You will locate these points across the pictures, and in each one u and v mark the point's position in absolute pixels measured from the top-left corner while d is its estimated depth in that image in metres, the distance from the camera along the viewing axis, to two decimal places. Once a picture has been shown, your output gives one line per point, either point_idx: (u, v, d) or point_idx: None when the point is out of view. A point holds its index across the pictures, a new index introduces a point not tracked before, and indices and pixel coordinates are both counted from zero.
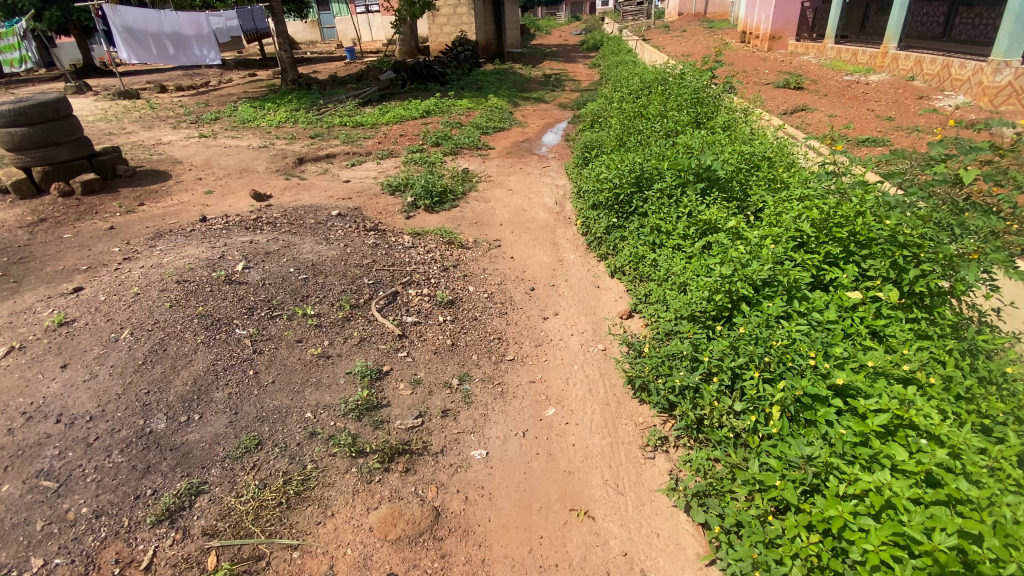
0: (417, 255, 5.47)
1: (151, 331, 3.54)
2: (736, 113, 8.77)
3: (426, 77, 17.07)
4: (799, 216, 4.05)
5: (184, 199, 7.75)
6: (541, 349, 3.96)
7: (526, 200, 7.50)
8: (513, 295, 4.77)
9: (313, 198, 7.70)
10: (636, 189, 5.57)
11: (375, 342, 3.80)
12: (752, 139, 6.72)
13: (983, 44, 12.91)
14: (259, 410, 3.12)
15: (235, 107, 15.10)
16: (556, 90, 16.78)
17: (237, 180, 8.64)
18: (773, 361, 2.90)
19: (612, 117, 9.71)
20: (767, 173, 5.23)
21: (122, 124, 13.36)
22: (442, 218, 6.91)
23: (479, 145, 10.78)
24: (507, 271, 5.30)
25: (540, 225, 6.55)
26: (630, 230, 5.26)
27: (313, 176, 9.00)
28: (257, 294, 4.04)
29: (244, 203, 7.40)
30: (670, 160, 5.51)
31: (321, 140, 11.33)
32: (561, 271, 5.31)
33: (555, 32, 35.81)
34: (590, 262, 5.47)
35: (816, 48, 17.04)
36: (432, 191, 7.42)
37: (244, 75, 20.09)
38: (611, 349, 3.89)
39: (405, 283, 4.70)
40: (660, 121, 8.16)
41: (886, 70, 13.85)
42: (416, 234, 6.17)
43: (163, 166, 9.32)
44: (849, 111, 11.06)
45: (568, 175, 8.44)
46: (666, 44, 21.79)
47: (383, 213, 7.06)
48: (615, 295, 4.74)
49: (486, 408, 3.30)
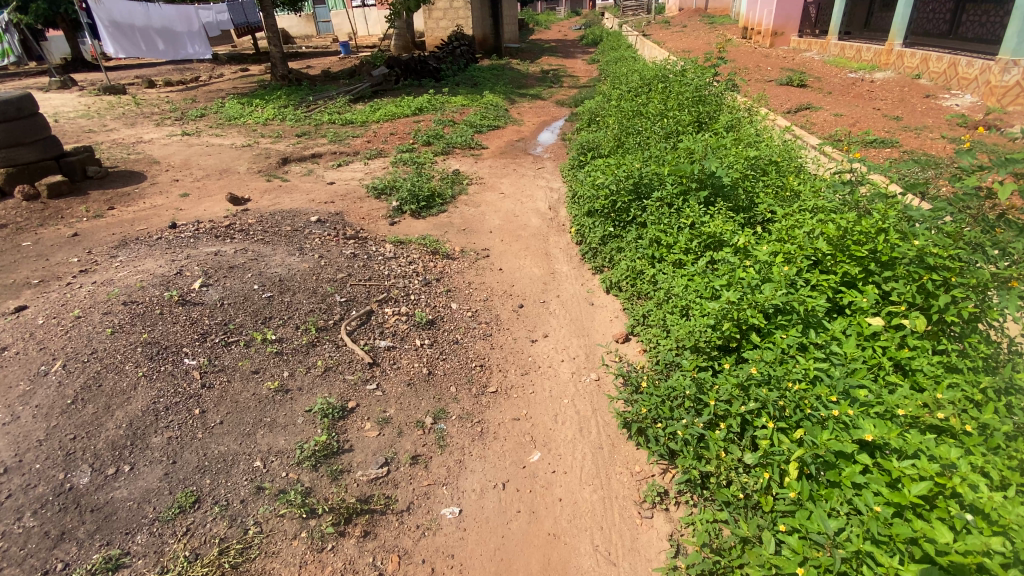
0: (398, 267, 5.07)
1: (86, 363, 3.16)
2: (740, 113, 8.38)
3: (420, 72, 16.62)
4: (814, 231, 3.67)
5: (157, 202, 7.36)
6: (528, 377, 3.57)
7: (518, 205, 7.10)
8: (500, 314, 4.38)
9: (294, 202, 7.31)
10: (635, 196, 5.18)
11: (342, 372, 3.42)
12: (758, 142, 6.32)
13: (990, 43, 12.52)
14: (201, 458, 2.75)
15: (222, 103, 14.65)
16: (554, 87, 16.34)
17: (216, 182, 8.23)
18: (789, 409, 2.53)
19: (610, 116, 9.31)
20: (775, 181, 4.88)
21: (104, 121, 12.90)
22: (428, 225, 6.52)
23: (472, 143, 10.36)
24: (495, 285, 4.91)
25: (531, 233, 6.16)
26: (627, 241, 4.89)
27: (296, 177, 8.58)
28: (212, 316, 3.65)
29: (220, 207, 7.00)
30: (672, 164, 5.11)
31: (307, 139, 10.91)
32: (553, 285, 4.92)
33: (554, 27, 35.36)
34: (584, 275, 5.09)
35: (819, 45, 16.59)
36: (419, 195, 7.02)
37: (235, 70, 19.60)
38: (605, 379, 3.49)
39: (381, 301, 4.31)
40: (660, 121, 7.76)
41: (891, 68, 13.44)
42: (399, 242, 5.78)
43: (140, 166, 8.90)
44: (855, 110, 10.66)
45: (563, 177, 8.05)
46: (667, 40, 21.30)
47: (367, 219, 6.67)
48: (610, 313, 4.35)
49: (463, 454, 2.93)
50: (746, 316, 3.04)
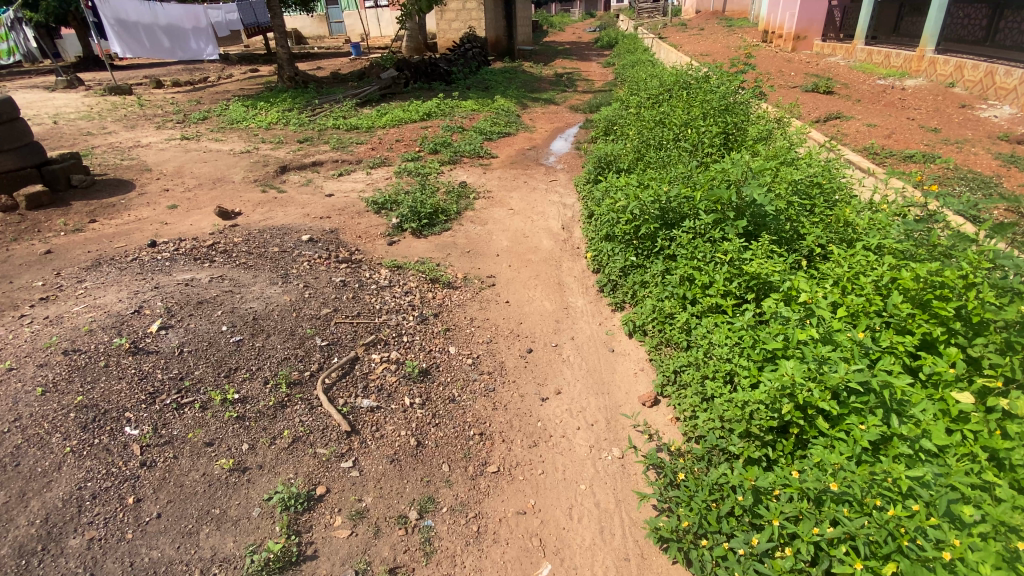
0: (391, 299, 4.51)
1: (8, 435, 2.66)
2: (770, 125, 7.77)
3: (430, 75, 16.10)
4: (884, 280, 3.06)
5: (142, 214, 6.90)
6: (537, 452, 2.99)
7: (528, 223, 6.52)
8: (506, 361, 3.79)
9: (288, 216, 6.81)
10: (662, 223, 4.57)
11: (313, 443, 2.87)
12: (796, 161, 5.70)
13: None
14: (125, 571, 2.24)
15: (227, 105, 14.23)
16: (568, 91, 15.76)
17: (208, 192, 7.74)
18: (879, 541, 1.96)
19: (629, 126, 8.74)
20: (821, 213, 4.30)
21: (104, 123, 12.53)
22: (430, 246, 5.95)
23: (481, 152, 9.82)
24: (500, 322, 4.32)
25: (543, 257, 5.57)
26: (653, 274, 4.30)
27: (293, 187, 8.08)
28: (166, 370, 3.13)
29: (207, 222, 6.51)
30: (705, 186, 4.48)
31: (309, 145, 10.43)
32: (566, 323, 4.33)
33: (568, 28, 34.81)
34: (602, 312, 4.50)
35: (844, 49, 15.82)
36: (420, 211, 6.47)
37: (243, 71, 19.24)
38: (629, 459, 2.92)
39: (368, 343, 3.75)
40: (684, 133, 7.19)
41: (922, 75, 12.67)
42: (395, 267, 5.22)
43: (130, 174, 8.44)
44: (888, 120, 9.95)
45: (578, 192, 7.47)
46: (684, 43, 20.59)
47: (363, 237, 6.13)
48: (634, 364, 3.76)
49: (453, 565, 2.38)
50: (812, 397, 2.44)
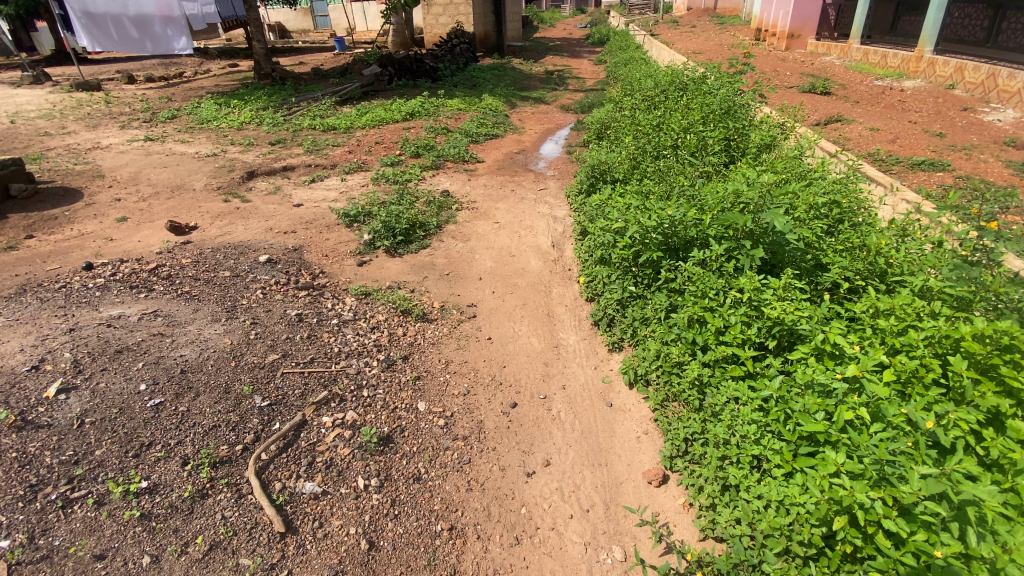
0: (354, 337, 3.90)
1: None
2: (775, 131, 7.27)
3: (415, 72, 15.41)
4: (940, 338, 2.51)
5: (88, 228, 6.25)
6: (520, 554, 2.48)
7: (514, 239, 5.94)
8: (484, 421, 3.19)
9: (249, 230, 6.17)
10: (665, 249, 3.99)
11: (237, 552, 2.34)
12: (810, 174, 5.20)
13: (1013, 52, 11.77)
14: None
15: (198, 103, 13.43)
16: (558, 89, 15.17)
17: (164, 203, 7.07)
18: None
19: (624, 130, 8.21)
20: (845, 241, 3.80)
21: (64, 122, 11.71)
22: (405, 267, 5.34)
23: (466, 156, 9.19)
24: (480, 366, 3.72)
25: (530, 281, 5.00)
26: (655, 309, 3.74)
27: (259, 196, 7.43)
28: (57, 451, 2.59)
29: (158, 239, 5.87)
30: (715, 207, 3.90)
31: (281, 147, 9.74)
32: (556, 367, 3.74)
33: (559, 24, 34.17)
34: (597, 350, 3.90)
35: (840, 49, 15.37)
36: (395, 226, 5.85)
37: (221, 65, 18.40)
38: (633, 566, 2.41)
39: (319, 401, 3.15)
40: (683, 141, 6.70)
41: (920, 76, 12.22)
42: (362, 294, 4.61)
43: (80, 181, 7.72)
44: (891, 124, 9.47)
45: (569, 203, 6.91)
46: (676, 41, 20.10)
47: (330, 257, 5.51)
48: (636, 423, 3.18)
49: None
50: (871, 511, 1.91)
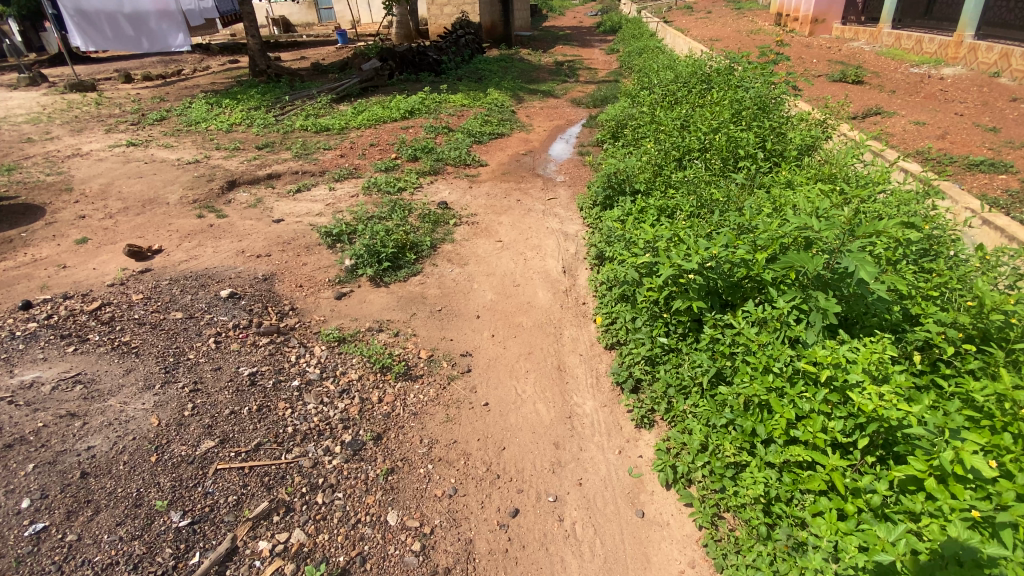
0: (315, 408, 3.12)
1: None
2: (815, 129, 6.39)
3: (418, 65, 14.57)
4: None
5: (43, 253, 5.58)
6: None
7: (519, 263, 5.14)
8: (475, 542, 2.46)
9: (218, 254, 5.43)
10: (706, 295, 3.19)
11: None
12: (871, 183, 4.37)
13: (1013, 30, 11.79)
14: None
15: (190, 103, 12.72)
16: (568, 81, 14.24)
17: (131, 219, 6.37)
18: None
19: (643, 130, 7.37)
20: (939, 283, 3.02)
21: (47, 126, 11.07)
22: (391, 299, 4.56)
23: (468, 159, 8.37)
24: (474, 449, 2.94)
25: (536, 319, 4.21)
26: (696, 373, 2.95)
27: (237, 209, 6.70)
28: None
29: (115, 266, 5.17)
30: (772, 243, 3.06)
31: (269, 152, 8.98)
32: (569, 450, 2.95)
33: (568, 12, 32.91)
34: (621, 425, 3.09)
35: (869, 33, 14.18)
36: (381, 251, 5.05)
37: (221, 61, 17.70)
38: None
39: (257, 517, 2.43)
40: (713, 143, 5.89)
41: (960, 63, 11.06)
42: (335, 342, 3.82)
43: (46, 196, 7.04)
44: (938, 117, 8.45)
45: (582, 217, 6.09)
46: (692, 28, 18.98)
47: (305, 287, 4.75)
48: (678, 548, 2.44)
49: None
50: None
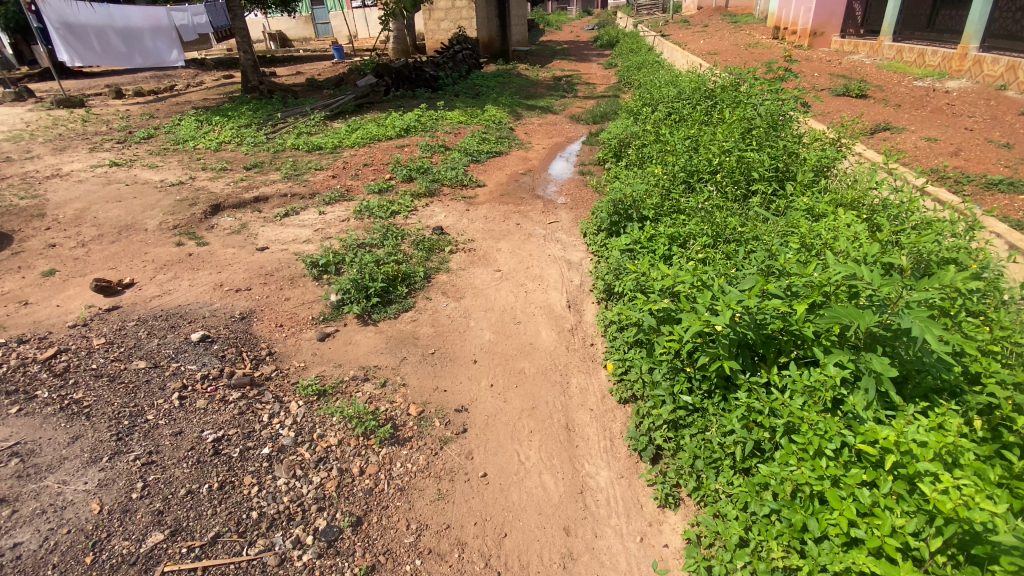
0: (286, 484, 2.70)
1: None
2: (829, 148, 6.04)
3: (414, 81, 14.31)
4: None
5: (5, 287, 5.16)
6: None
7: (520, 296, 4.74)
8: None
9: (194, 287, 5.02)
10: (737, 350, 2.79)
11: None
12: (901, 211, 4.01)
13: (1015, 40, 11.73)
14: None
15: (180, 120, 12.38)
16: (567, 96, 13.97)
17: (105, 248, 5.96)
18: None
19: (648, 149, 7.03)
20: (1001, 337, 2.65)
21: (30, 145, 10.69)
22: (379, 341, 4.14)
23: (465, 179, 8.01)
24: (473, 537, 2.57)
25: (540, 365, 3.80)
26: (728, 446, 2.58)
27: (219, 236, 6.31)
28: None
29: (81, 302, 4.76)
30: (814, 290, 2.66)
31: (257, 173, 8.62)
32: (581, 538, 2.59)
33: (565, 27, 32.92)
34: (641, 504, 2.72)
35: (870, 46, 13.92)
36: (369, 285, 4.63)
37: (215, 77, 17.45)
38: None
39: None
40: (725, 165, 5.53)
41: (965, 76, 10.80)
42: (315, 395, 3.40)
43: (17, 222, 6.63)
44: (949, 133, 8.13)
45: (586, 242, 5.72)
46: (688, 41, 18.79)
47: (285, 326, 4.34)
48: None
49: None
50: None
